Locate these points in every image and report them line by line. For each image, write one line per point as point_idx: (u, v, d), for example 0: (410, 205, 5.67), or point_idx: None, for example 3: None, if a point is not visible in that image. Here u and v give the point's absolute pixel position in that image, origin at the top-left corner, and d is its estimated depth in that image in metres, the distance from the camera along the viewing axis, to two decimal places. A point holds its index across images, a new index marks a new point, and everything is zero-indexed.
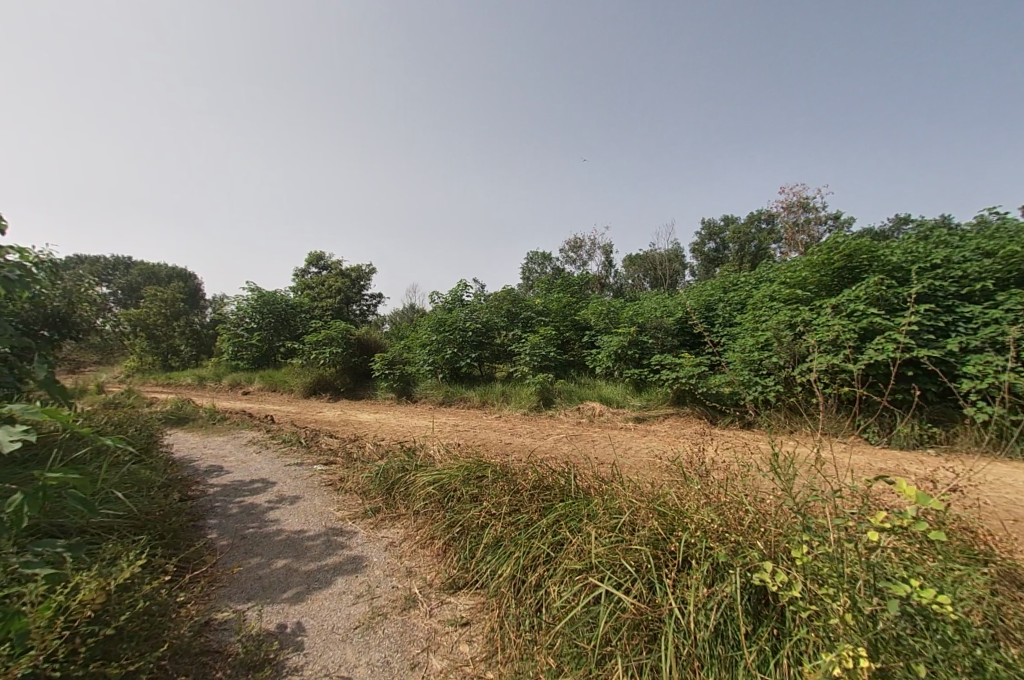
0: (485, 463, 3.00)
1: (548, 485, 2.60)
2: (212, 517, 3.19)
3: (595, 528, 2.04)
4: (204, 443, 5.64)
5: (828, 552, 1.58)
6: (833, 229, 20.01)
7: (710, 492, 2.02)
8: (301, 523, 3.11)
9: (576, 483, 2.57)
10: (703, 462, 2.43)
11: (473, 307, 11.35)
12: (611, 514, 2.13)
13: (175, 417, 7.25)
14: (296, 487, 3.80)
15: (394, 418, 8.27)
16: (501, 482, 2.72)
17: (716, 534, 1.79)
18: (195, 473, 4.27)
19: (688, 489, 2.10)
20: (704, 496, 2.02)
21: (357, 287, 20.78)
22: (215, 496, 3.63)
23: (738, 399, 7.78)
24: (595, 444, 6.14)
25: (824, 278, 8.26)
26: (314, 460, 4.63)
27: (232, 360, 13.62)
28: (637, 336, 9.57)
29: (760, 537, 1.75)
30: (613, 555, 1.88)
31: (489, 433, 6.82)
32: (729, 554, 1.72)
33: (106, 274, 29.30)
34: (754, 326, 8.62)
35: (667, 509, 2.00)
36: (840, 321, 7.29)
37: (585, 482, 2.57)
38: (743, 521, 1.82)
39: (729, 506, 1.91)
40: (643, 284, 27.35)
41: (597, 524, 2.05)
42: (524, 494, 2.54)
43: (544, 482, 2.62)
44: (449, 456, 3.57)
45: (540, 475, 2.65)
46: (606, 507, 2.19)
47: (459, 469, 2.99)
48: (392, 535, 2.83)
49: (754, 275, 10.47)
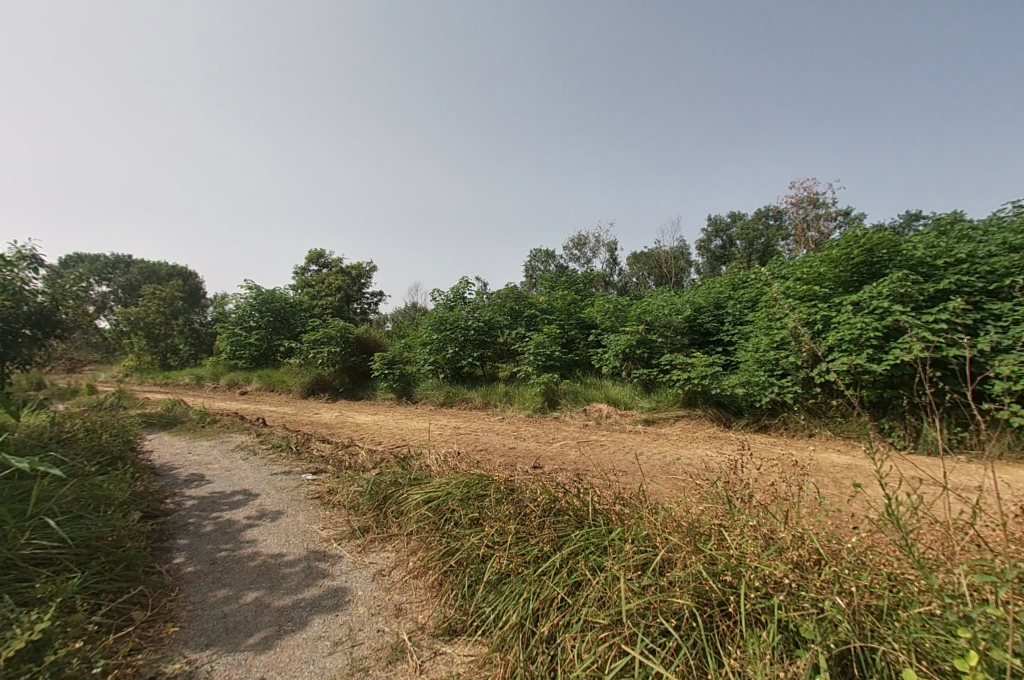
0: (489, 476, 2.67)
1: (560, 506, 2.26)
2: (182, 538, 2.84)
3: (628, 571, 1.70)
4: (188, 448, 5.30)
5: (986, 652, 1.23)
6: (845, 225, 19.55)
7: (773, 540, 1.69)
8: (280, 545, 2.76)
9: (594, 506, 2.22)
10: (744, 489, 2.09)
11: (475, 306, 10.99)
12: (645, 552, 1.78)
13: (163, 420, 6.94)
14: (280, 500, 3.46)
15: (393, 420, 7.93)
16: (508, 501, 2.38)
17: (799, 603, 1.46)
18: (174, 483, 3.94)
19: (742, 529, 1.76)
20: (761, 535, 1.72)
21: (358, 285, 20.50)
22: (189, 511, 3.30)
23: (753, 401, 7.43)
24: (605, 451, 5.79)
25: (843, 274, 7.84)
26: (302, 468, 4.28)
27: (231, 359, 13.38)
28: (645, 334, 9.22)
29: (843, 593, 1.46)
30: (652, 610, 1.55)
31: (491, 437, 6.48)
32: (812, 622, 1.40)
33: (106, 272, 29.10)
34: (768, 324, 8.21)
35: (718, 556, 1.66)
36: (862, 319, 6.88)
37: (604, 504, 2.23)
38: (829, 586, 1.49)
39: (798, 554, 1.62)
40: (647, 282, 26.97)
41: (630, 561, 1.74)
42: (534, 517, 2.20)
43: (554, 505, 2.27)
44: (448, 468, 3.22)
45: (552, 496, 2.29)
46: (642, 542, 1.83)
47: (459, 484, 2.65)
48: (381, 562, 2.48)
49: (764, 271, 10.04)
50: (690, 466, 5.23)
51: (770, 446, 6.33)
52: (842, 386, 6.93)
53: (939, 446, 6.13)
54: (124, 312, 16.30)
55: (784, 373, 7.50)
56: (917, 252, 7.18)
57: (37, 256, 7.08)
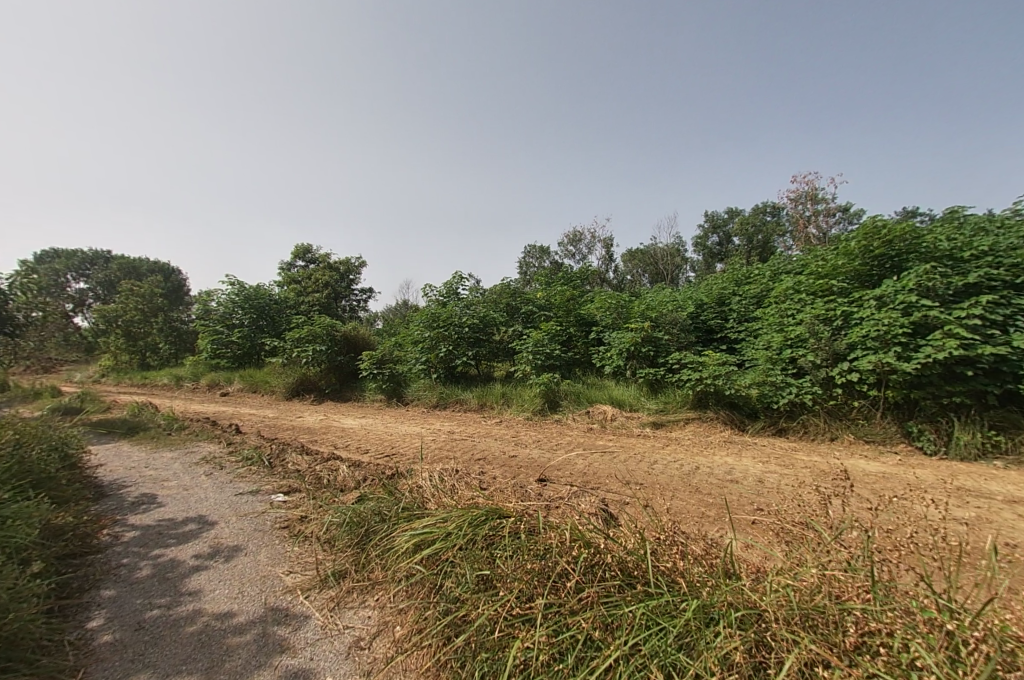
0: (503, 511, 2.18)
1: (606, 562, 1.79)
2: (107, 593, 2.25)
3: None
4: (146, 461, 4.65)
5: None
6: (846, 221, 19.14)
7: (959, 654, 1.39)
8: (230, 599, 2.15)
9: (656, 563, 1.78)
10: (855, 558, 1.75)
11: (469, 302, 10.37)
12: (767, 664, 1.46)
13: (126, 426, 6.26)
14: (239, 532, 2.84)
15: (382, 424, 7.31)
16: (525, 557, 1.87)
17: None
18: (117, 508, 3.32)
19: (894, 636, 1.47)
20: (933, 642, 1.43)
21: (347, 281, 19.77)
22: (125, 548, 2.69)
23: (769, 403, 6.93)
24: (615, 460, 5.26)
25: (862, 267, 7.27)
26: (274, 487, 3.67)
27: (212, 358, 12.61)
28: (651, 331, 8.67)
29: None
30: None
31: (490, 444, 5.90)
32: None
33: (83, 268, 27.97)
34: (781, 322, 7.66)
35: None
36: (887, 314, 6.28)
37: (666, 561, 1.80)
38: None
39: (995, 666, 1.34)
40: (642, 279, 26.46)
41: (771, 672, 1.40)
42: (570, 580, 1.71)
43: (593, 560, 1.79)
44: (444, 495, 2.63)
45: (590, 550, 1.82)
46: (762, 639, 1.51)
47: (459, 525, 2.11)
48: (360, 627, 1.90)
49: (770, 266, 9.50)
50: (712, 479, 4.69)
51: (793, 454, 5.83)
52: (865, 387, 6.43)
53: (973, 452, 5.67)
54: (100, 311, 15.57)
55: (801, 372, 7.02)
56: (940, 243, 6.65)
57: None
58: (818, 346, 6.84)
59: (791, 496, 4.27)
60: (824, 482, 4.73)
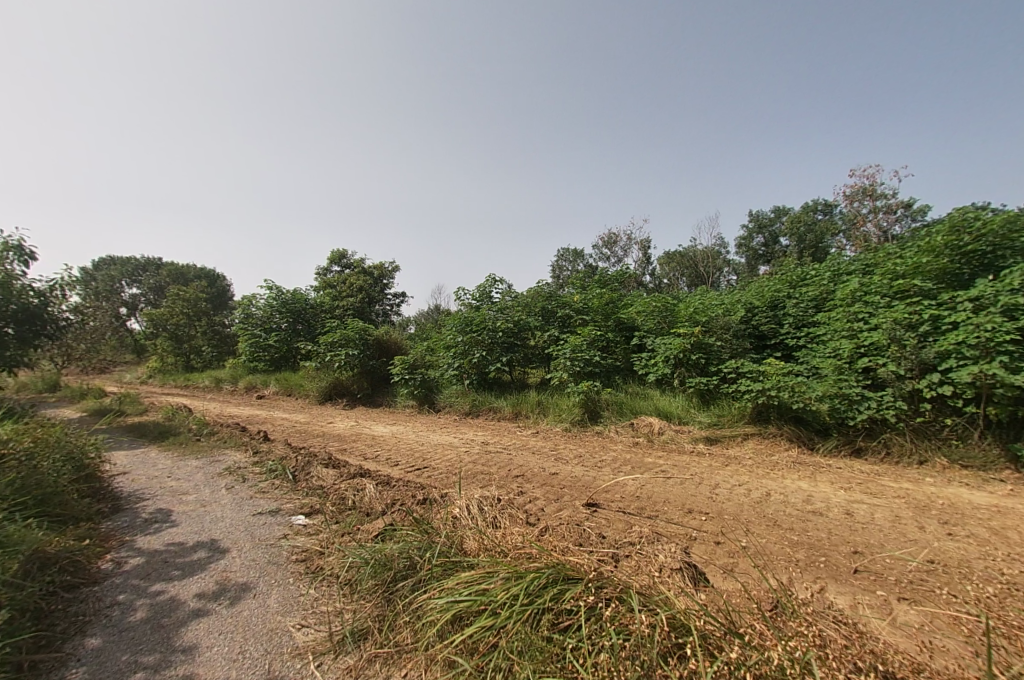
0: (567, 575, 1.74)
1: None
2: (91, 644, 1.90)
3: None
4: (169, 471, 4.40)
5: None
6: (911, 219, 17.63)
7: None
8: (229, 662, 1.76)
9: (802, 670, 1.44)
10: None
11: (502, 305, 9.88)
12: None
13: (157, 431, 6.13)
14: (249, 565, 2.46)
15: (414, 433, 6.95)
16: (607, 657, 1.48)
17: None
18: (126, 529, 3.02)
19: None
20: None
21: (380, 285, 19.80)
22: (123, 583, 2.35)
23: (843, 420, 6.14)
24: (671, 482, 4.66)
25: (949, 264, 6.32)
26: (294, 507, 3.30)
27: (250, 362, 12.68)
28: (701, 337, 7.97)
29: None
30: None
31: (528, 459, 5.42)
32: None
33: (136, 273, 29.28)
34: (852, 327, 6.77)
35: None
36: (989, 318, 5.39)
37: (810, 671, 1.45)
38: None
39: None
40: (680, 283, 25.33)
41: None
42: None
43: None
44: (488, 537, 2.16)
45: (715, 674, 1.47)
46: None
47: (511, 596, 1.68)
48: None
49: (829, 265, 8.61)
50: (789, 510, 4.03)
51: (878, 479, 5.06)
52: (959, 402, 5.58)
53: None
54: (149, 315, 15.78)
55: (878, 383, 6.19)
56: None
57: (24, 249, 7.05)
58: (901, 355, 5.96)
59: (893, 535, 3.57)
60: (927, 518, 4.00)
